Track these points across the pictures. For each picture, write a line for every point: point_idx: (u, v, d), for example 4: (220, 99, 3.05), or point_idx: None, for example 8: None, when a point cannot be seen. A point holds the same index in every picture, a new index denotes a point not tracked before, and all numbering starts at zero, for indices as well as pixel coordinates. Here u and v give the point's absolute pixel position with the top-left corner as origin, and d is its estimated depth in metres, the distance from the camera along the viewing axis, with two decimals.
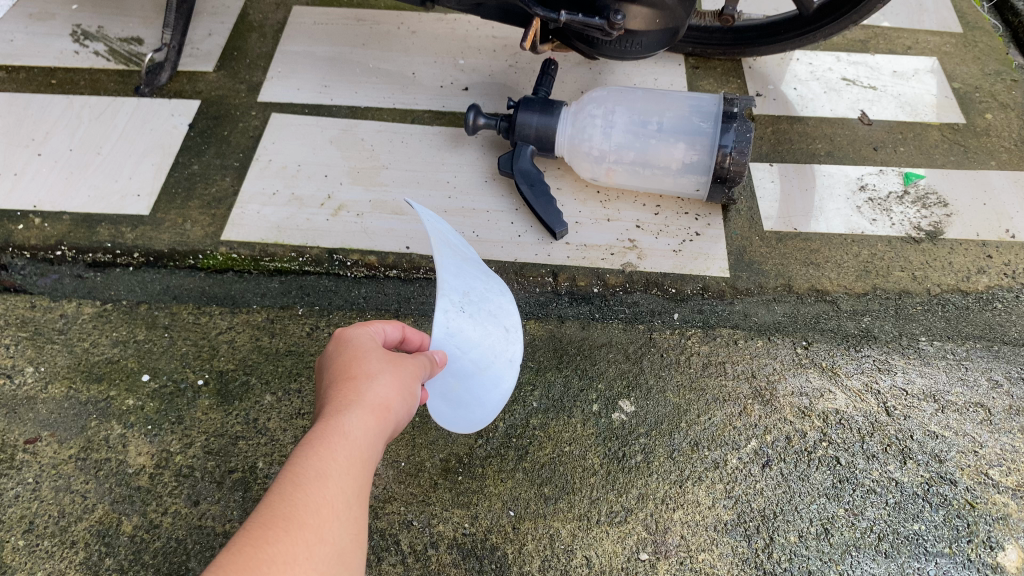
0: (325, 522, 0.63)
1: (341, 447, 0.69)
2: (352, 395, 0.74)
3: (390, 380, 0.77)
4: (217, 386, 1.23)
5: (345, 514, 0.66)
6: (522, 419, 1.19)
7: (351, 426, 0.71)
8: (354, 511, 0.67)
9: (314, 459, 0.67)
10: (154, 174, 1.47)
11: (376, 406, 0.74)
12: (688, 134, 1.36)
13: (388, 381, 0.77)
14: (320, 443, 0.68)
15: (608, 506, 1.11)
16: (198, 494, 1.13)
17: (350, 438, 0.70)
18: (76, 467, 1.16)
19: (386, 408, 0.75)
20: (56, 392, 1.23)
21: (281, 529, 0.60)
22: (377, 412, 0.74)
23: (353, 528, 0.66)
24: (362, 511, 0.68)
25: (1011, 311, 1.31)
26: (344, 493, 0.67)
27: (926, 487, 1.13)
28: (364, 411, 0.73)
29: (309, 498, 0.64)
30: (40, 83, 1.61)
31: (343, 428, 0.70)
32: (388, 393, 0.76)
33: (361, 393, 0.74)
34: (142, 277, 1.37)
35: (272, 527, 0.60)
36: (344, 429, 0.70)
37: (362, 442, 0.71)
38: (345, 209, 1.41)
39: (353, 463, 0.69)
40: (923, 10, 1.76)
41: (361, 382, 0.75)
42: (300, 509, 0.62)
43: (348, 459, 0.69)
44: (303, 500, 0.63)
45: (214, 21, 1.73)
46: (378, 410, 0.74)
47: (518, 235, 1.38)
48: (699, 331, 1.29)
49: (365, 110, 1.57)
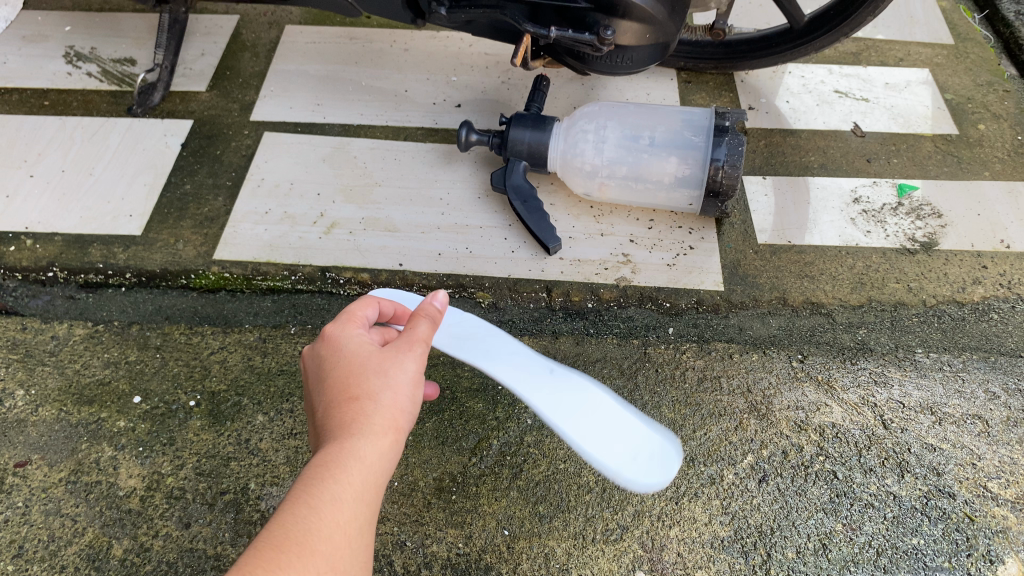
0: (337, 554, 0.64)
1: (354, 472, 0.69)
2: (365, 414, 0.73)
3: (401, 397, 0.77)
4: (208, 407, 1.22)
5: (355, 539, 0.67)
6: (516, 437, 1.18)
7: (364, 449, 0.71)
8: (362, 536, 0.68)
9: (328, 484, 0.67)
10: (146, 194, 1.47)
11: (386, 423, 0.75)
12: (681, 148, 1.36)
13: (400, 399, 0.76)
14: (334, 466, 0.68)
15: (604, 524, 1.09)
16: (190, 516, 1.12)
17: (361, 461, 0.70)
18: (66, 491, 1.15)
19: (395, 428, 0.75)
20: (47, 414, 1.23)
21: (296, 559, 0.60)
22: (388, 433, 0.74)
23: (360, 555, 0.67)
24: (368, 534, 0.70)
25: (1007, 322, 1.30)
26: (354, 519, 0.67)
27: (925, 500, 1.12)
28: (375, 434, 0.73)
29: (322, 527, 0.64)
30: (33, 105, 1.61)
31: (356, 451, 0.70)
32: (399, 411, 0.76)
33: (374, 413, 0.74)
34: (134, 297, 1.37)
35: (287, 556, 0.60)
36: (356, 452, 0.70)
37: (374, 465, 0.71)
38: (338, 227, 1.41)
39: (364, 487, 0.69)
40: (913, 23, 1.76)
41: (375, 397, 0.75)
42: (314, 537, 0.63)
43: (359, 484, 0.69)
44: (316, 528, 0.64)
45: (207, 41, 1.73)
46: (388, 430, 0.74)
47: (511, 251, 1.38)
48: (694, 345, 1.28)
49: (358, 128, 1.57)
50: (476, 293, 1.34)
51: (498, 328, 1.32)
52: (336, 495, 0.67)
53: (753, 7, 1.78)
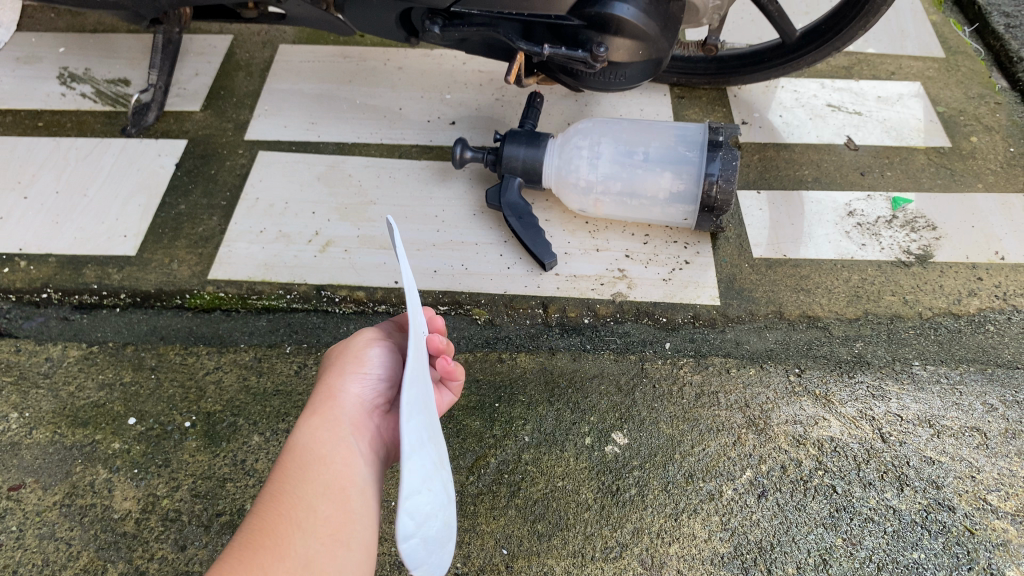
0: (284, 539, 0.70)
1: (293, 461, 0.77)
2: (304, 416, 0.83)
3: (339, 385, 0.86)
4: (204, 428, 1.21)
5: (309, 519, 0.72)
6: (514, 454, 1.17)
7: (297, 441, 0.79)
8: (322, 514, 0.73)
9: (273, 485, 0.75)
10: (141, 214, 1.47)
11: (320, 409, 0.83)
12: (675, 164, 1.37)
13: (337, 389, 0.85)
14: (278, 468, 0.77)
15: (603, 542, 1.09)
16: (185, 538, 1.11)
17: (302, 451, 0.78)
18: (60, 514, 1.14)
19: (340, 414, 0.83)
20: (41, 437, 1.22)
21: (236, 561, 0.68)
22: (328, 421, 0.82)
23: (319, 527, 0.72)
24: (335, 510, 0.74)
25: (1003, 333, 1.30)
26: (303, 501, 0.74)
27: (925, 514, 1.12)
28: (306, 423, 0.81)
29: (265, 522, 0.72)
30: (27, 126, 1.61)
31: (295, 444, 0.79)
32: (338, 398, 0.84)
33: (312, 410, 0.83)
34: (129, 318, 1.36)
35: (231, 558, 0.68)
36: (295, 444, 0.79)
37: (318, 449, 0.78)
38: (333, 245, 1.41)
39: (304, 469, 0.76)
40: (904, 36, 1.77)
41: (316, 399, 0.85)
42: (256, 533, 0.70)
43: (304, 470, 0.76)
44: (263, 526, 0.71)
45: (201, 61, 1.74)
46: (329, 419, 0.82)
47: (507, 267, 1.38)
48: (690, 360, 1.28)
49: (353, 146, 1.57)
50: (472, 310, 1.34)
51: (495, 345, 1.32)
52: (281, 490, 0.75)
53: (744, 22, 1.79)
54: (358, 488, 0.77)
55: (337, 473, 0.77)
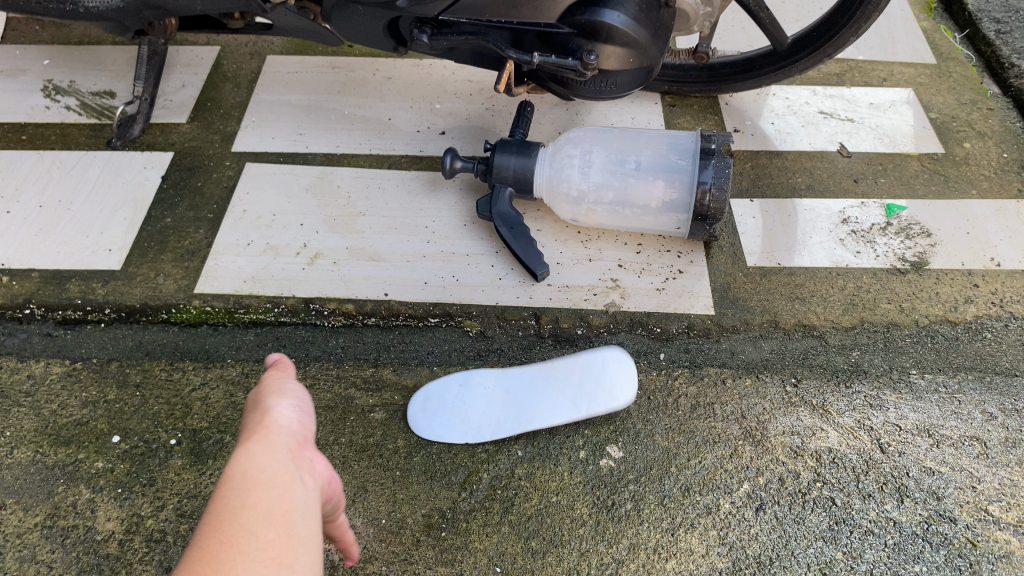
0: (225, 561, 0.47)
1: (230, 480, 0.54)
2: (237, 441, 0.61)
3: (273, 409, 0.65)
4: (190, 445, 1.19)
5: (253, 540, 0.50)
6: (507, 469, 1.15)
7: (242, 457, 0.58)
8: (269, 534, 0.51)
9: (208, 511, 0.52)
10: (125, 228, 1.44)
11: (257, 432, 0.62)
12: (667, 171, 1.34)
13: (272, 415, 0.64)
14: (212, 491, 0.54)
15: (598, 558, 1.06)
16: (170, 559, 1.08)
17: (242, 474, 0.56)
18: (41, 537, 1.11)
19: (280, 434, 0.62)
20: (23, 457, 1.19)
21: None
22: (266, 443, 0.60)
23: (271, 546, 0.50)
24: (282, 534, 0.52)
25: (1001, 341, 1.29)
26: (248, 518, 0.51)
27: (926, 526, 1.10)
28: (244, 445, 0.59)
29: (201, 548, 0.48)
30: (10, 139, 1.59)
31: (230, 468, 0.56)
32: (272, 421, 0.64)
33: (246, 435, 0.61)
34: (113, 333, 1.33)
35: None
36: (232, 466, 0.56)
37: (254, 474, 0.56)
38: (322, 257, 1.39)
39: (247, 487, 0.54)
40: (894, 43, 1.77)
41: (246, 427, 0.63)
42: None
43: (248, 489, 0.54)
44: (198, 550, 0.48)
45: (188, 73, 1.72)
46: (267, 440, 0.61)
47: (499, 278, 1.36)
48: (686, 371, 1.25)
49: (341, 158, 1.55)
50: (464, 322, 1.32)
51: (487, 357, 1.29)
52: (219, 510, 0.52)
53: (736, 30, 1.79)
54: (303, 516, 0.55)
55: (282, 497, 0.55)
